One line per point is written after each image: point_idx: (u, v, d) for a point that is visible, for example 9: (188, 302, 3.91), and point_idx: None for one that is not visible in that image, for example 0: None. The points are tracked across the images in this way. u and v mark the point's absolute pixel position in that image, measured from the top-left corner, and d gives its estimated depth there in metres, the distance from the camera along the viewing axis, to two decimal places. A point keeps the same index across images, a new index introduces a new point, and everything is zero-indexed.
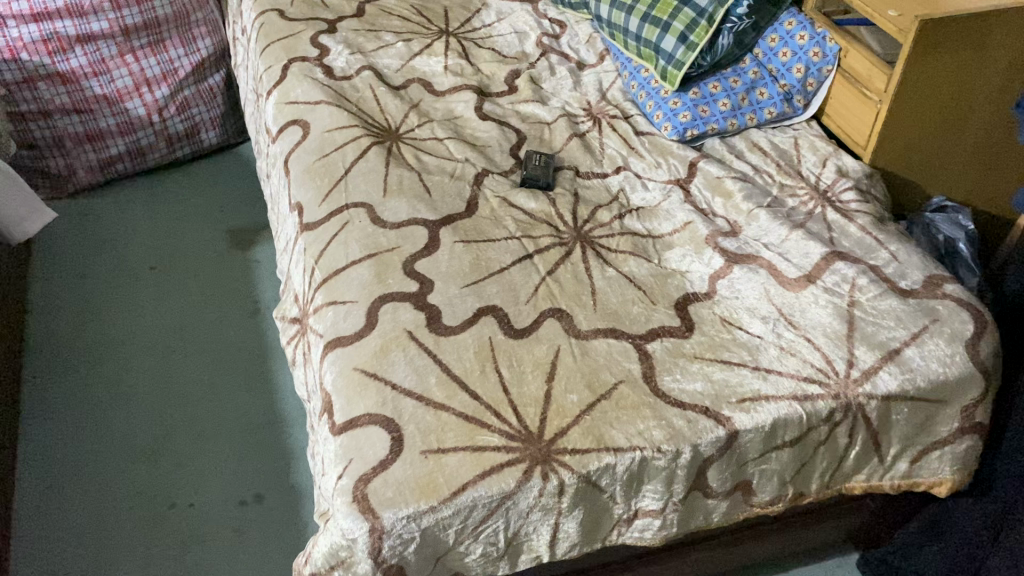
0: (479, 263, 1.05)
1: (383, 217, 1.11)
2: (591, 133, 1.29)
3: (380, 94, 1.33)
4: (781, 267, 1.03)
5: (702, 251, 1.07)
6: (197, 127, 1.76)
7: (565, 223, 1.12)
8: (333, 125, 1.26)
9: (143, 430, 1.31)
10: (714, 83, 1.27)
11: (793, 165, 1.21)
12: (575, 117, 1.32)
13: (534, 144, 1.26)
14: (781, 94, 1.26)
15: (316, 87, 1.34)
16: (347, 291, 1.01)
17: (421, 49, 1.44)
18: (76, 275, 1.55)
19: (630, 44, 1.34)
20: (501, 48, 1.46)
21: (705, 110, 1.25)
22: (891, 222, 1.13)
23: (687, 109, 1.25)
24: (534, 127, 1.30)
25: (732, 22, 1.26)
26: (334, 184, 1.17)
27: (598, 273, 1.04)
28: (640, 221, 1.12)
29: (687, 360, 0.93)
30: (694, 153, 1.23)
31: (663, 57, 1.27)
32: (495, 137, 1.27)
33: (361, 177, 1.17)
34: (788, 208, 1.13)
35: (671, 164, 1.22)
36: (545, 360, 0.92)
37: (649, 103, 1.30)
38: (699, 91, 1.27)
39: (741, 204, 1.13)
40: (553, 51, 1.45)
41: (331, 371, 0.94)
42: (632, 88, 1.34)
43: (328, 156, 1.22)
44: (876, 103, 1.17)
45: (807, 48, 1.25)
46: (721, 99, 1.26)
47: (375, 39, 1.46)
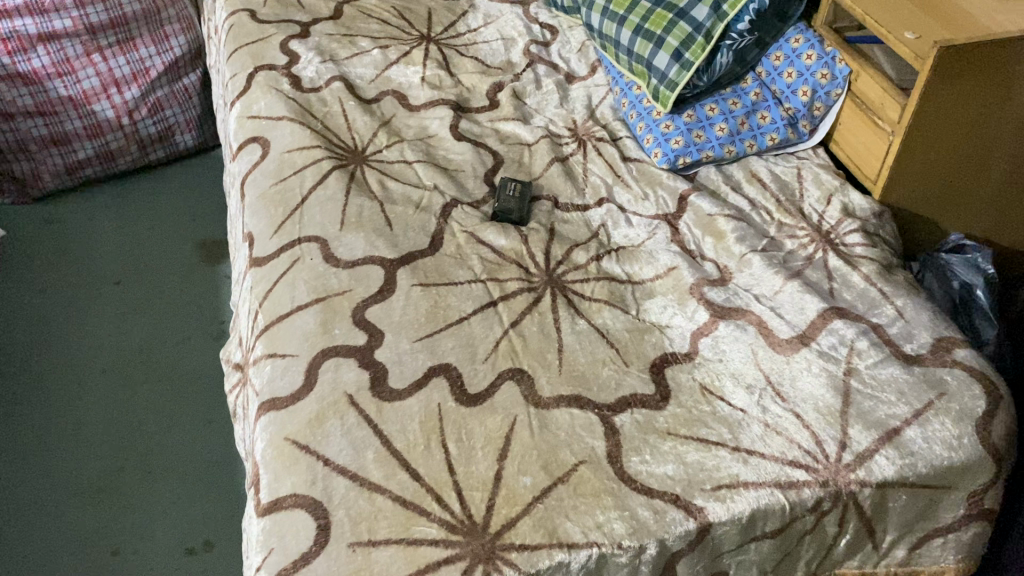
0: (436, 312, 0.95)
1: (336, 255, 1.01)
2: (574, 157, 1.18)
3: (349, 109, 1.23)
4: (773, 325, 0.92)
5: (686, 302, 0.96)
6: (171, 130, 1.66)
7: (536, 264, 1.01)
8: (293, 145, 1.16)
9: (92, 465, 1.23)
10: (711, 105, 1.15)
11: (794, 201, 1.09)
12: (559, 137, 1.21)
13: (512, 170, 1.16)
14: (784, 119, 1.15)
15: (279, 100, 1.24)
16: (288, 343, 0.92)
17: (398, 58, 1.33)
18: (35, 290, 1.46)
19: (622, 58, 1.22)
20: (485, 56, 1.35)
21: (700, 135, 1.14)
22: (899, 270, 1.02)
23: (680, 134, 1.14)
24: (512, 148, 1.19)
25: (732, 39, 1.13)
26: (288, 214, 1.07)
27: (567, 326, 0.94)
28: (619, 264, 1.02)
29: (658, 438, 0.83)
30: (686, 185, 1.11)
31: (656, 75, 1.16)
32: (469, 161, 1.17)
33: (319, 207, 1.08)
34: (784, 252, 1.02)
35: (659, 196, 1.11)
36: (498, 434, 0.82)
37: (641, 125, 1.19)
38: (695, 113, 1.15)
39: (733, 247, 1.02)
40: (541, 60, 1.34)
41: (263, 438, 0.85)
42: (624, 107, 1.23)
43: (285, 181, 1.12)
44: (889, 135, 1.05)
45: (814, 69, 1.13)
46: (718, 123, 1.14)
47: (349, 45, 1.35)
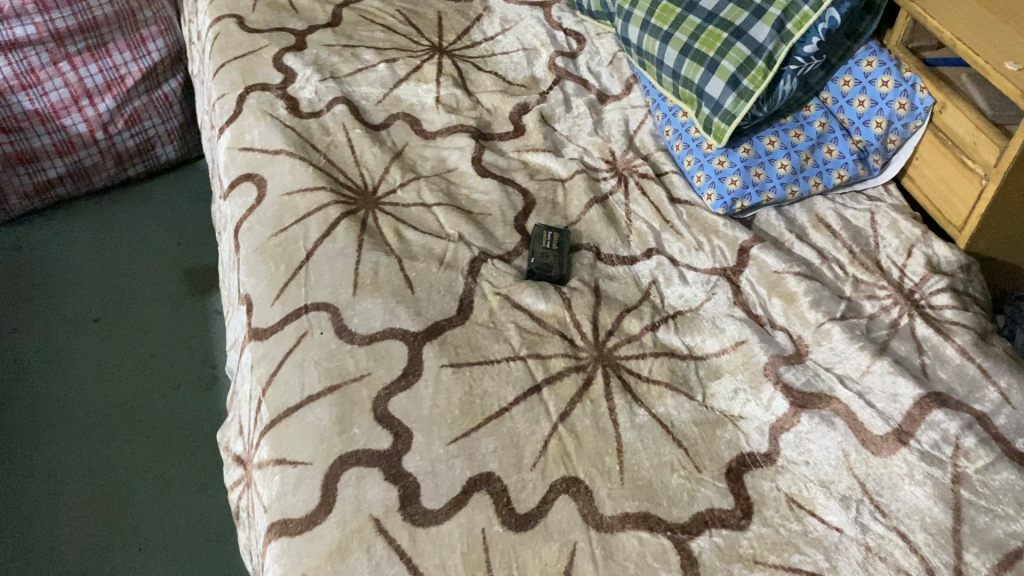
0: (472, 401, 0.81)
1: (351, 327, 0.87)
2: (614, 196, 1.04)
3: (355, 140, 1.08)
4: (864, 418, 0.80)
5: (760, 387, 0.83)
6: (151, 142, 1.50)
7: (583, 335, 0.88)
8: (294, 186, 1.01)
9: (73, 541, 1.09)
10: (771, 137, 1.02)
11: (869, 251, 0.96)
12: (595, 171, 1.07)
13: (545, 213, 1.02)
14: (854, 153, 1.01)
15: (275, 128, 1.09)
16: (300, 445, 0.79)
17: (408, 73, 1.18)
18: (5, 330, 1.31)
19: (664, 80, 1.08)
20: (505, 71, 1.20)
21: (759, 174, 1.00)
22: (995, 336, 0.89)
23: (737, 173, 1.00)
24: (544, 186, 1.05)
25: (797, 64, 0.99)
26: (292, 273, 0.93)
27: (625, 418, 0.80)
28: (677, 333, 0.88)
29: (744, 568, 0.70)
30: (745, 234, 0.98)
31: (707, 103, 1.02)
32: (496, 202, 1.03)
33: (327, 264, 0.93)
34: (865, 317, 0.90)
35: (715, 245, 0.98)
36: (555, 568, 0.69)
37: (689, 159, 1.05)
38: (752, 147, 1.01)
39: (806, 313, 0.89)
40: (569, 75, 1.19)
41: (275, 570, 0.72)
42: (667, 135, 1.09)
43: (286, 231, 0.97)
44: (980, 179, 0.92)
45: (890, 98, 0.99)
46: (779, 159, 1.01)
47: (352, 59, 1.20)
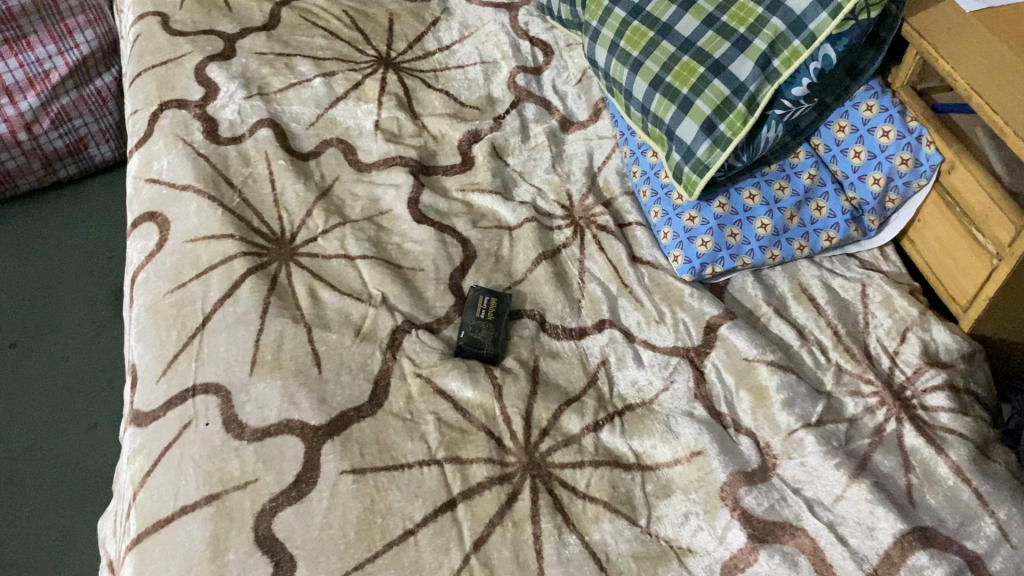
0: (371, 521, 0.69)
1: (241, 417, 0.75)
2: (568, 249, 0.90)
3: (277, 173, 0.95)
4: (834, 559, 0.67)
5: (715, 512, 0.70)
6: (83, 142, 1.36)
7: (513, 434, 0.75)
8: (198, 231, 0.88)
9: None
10: (751, 190, 0.88)
11: (857, 333, 0.83)
12: (549, 218, 0.93)
13: (486, 269, 0.89)
14: (846, 212, 0.87)
15: (186, 158, 0.95)
16: (166, 571, 0.67)
17: (347, 90, 1.04)
18: None
19: (633, 114, 0.93)
20: (458, 89, 1.06)
21: (735, 234, 0.86)
22: (997, 448, 0.76)
23: (709, 232, 0.86)
24: (488, 235, 0.91)
25: (784, 107, 0.85)
26: (185, 342, 0.81)
27: (551, 548, 0.68)
28: (624, 435, 0.75)
29: None
30: (715, 307, 0.84)
31: (678, 148, 0.87)
32: (430, 255, 0.89)
33: (224, 332, 0.81)
34: (845, 421, 0.76)
35: (678, 317, 0.84)
36: None
37: (656, 210, 0.91)
38: (728, 202, 0.87)
39: (776, 414, 0.76)
40: (530, 97, 1.05)
41: None
42: (634, 177, 0.95)
43: (184, 287, 0.85)
44: (992, 258, 0.78)
45: (892, 152, 0.84)
46: (759, 217, 0.87)
47: (285, 70, 1.06)
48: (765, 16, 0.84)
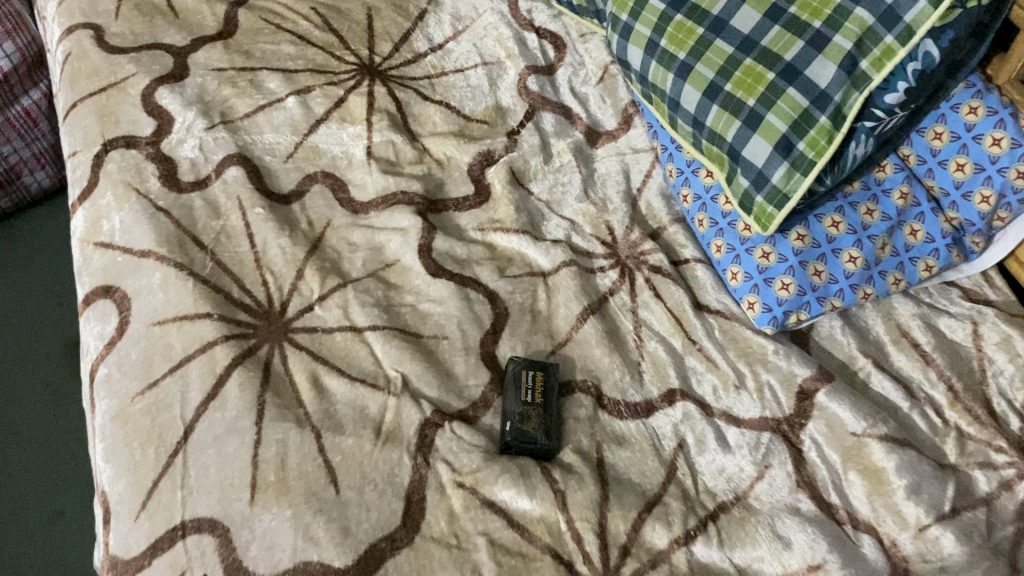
0: None
1: (247, 562, 0.60)
2: (617, 297, 0.76)
3: (255, 225, 0.78)
4: None
5: None
6: (15, 170, 1.17)
7: (586, 556, 0.61)
8: (167, 310, 0.72)
9: None
10: (834, 217, 0.73)
11: (975, 387, 0.70)
12: (588, 259, 0.78)
13: (522, 331, 0.74)
14: (947, 236, 0.74)
15: (143, 213, 0.78)
16: None
17: (329, 110, 0.87)
18: None
19: (680, 126, 0.77)
20: (461, 100, 0.89)
21: (821, 272, 0.72)
22: None
23: (790, 272, 0.72)
24: (519, 286, 0.77)
25: (877, 118, 0.70)
26: (166, 463, 0.65)
27: None
28: (722, 547, 0.62)
29: None
30: (807, 368, 0.70)
31: (746, 171, 0.72)
32: (453, 317, 0.74)
33: (213, 448, 0.65)
34: (981, 506, 0.64)
35: (761, 380, 0.70)
36: None
37: (719, 243, 0.76)
38: (809, 232, 0.73)
39: (899, 504, 0.63)
40: (546, 103, 0.89)
41: None
42: (685, 201, 0.80)
43: (156, 387, 0.68)
44: None
45: (1004, 165, 0.70)
46: (846, 250, 0.73)
47: (251, 89, 0.88)
48: (845, 6, 0.68)
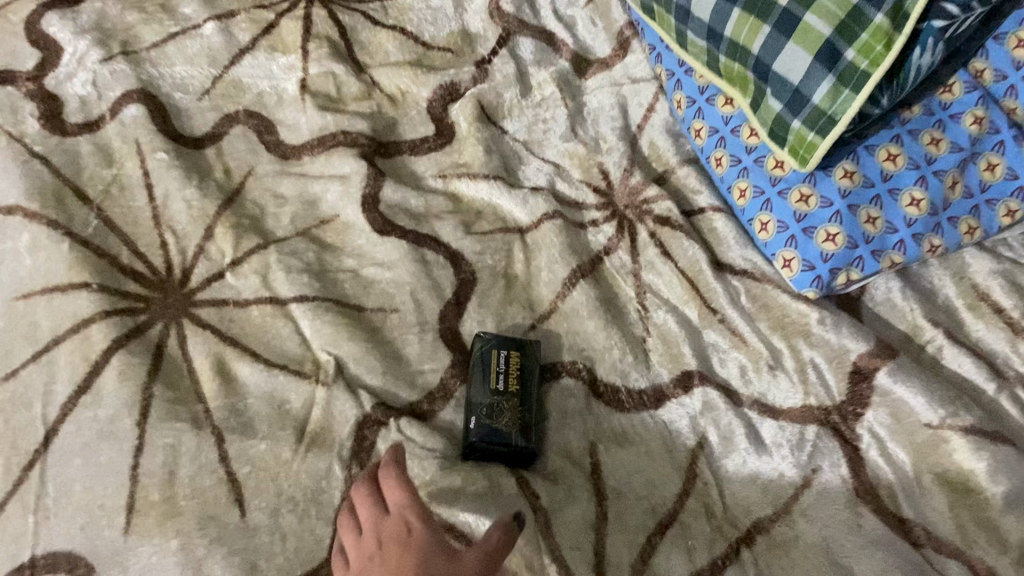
0: None
1: None
2: (614, 257, 0.60)
3: (156, 174, 0.62)
4: None
5: None
6: None
7: None
8: (34, 281, 0.55)
9: None
10: (890, 148, 0.57)
11: None
12: (577, 211, 0.62)
13: (494, 301, 0.58)
14: None
15: (13, 159, 0.61)
16: None
17: (256, 38, 0.70)
18: None
19: (690, 40, 0.61)
20: (419, 25, 0.72)
21: (875, 219, 0.56)
22: None
23: (836, 219, 0.56)
24: (490, 245, 0.60)
25: (949, 15, 0.52)
26: (17, 478, 0.48)
27: None
28: None
29: None
30: (865, 344, 0.53)
31: (779, 91, 0.56)
32: (404, 285, 0.58)
33: (81, 457, 0.49)
34: None
35: (802, 359, 0.54)
36: None
37: (743, 186, 0.60)
38: (859, 169, 0.57)
39: (996, 520, 0.47)
40: (524, 28, 0.71)
41: None
42: (698, 137, 0.63)
43: (13, 380, 0.52)
44: None
45: None
46: (908, 189, 0.57)
47: (158, 11, 0.71)
48: None
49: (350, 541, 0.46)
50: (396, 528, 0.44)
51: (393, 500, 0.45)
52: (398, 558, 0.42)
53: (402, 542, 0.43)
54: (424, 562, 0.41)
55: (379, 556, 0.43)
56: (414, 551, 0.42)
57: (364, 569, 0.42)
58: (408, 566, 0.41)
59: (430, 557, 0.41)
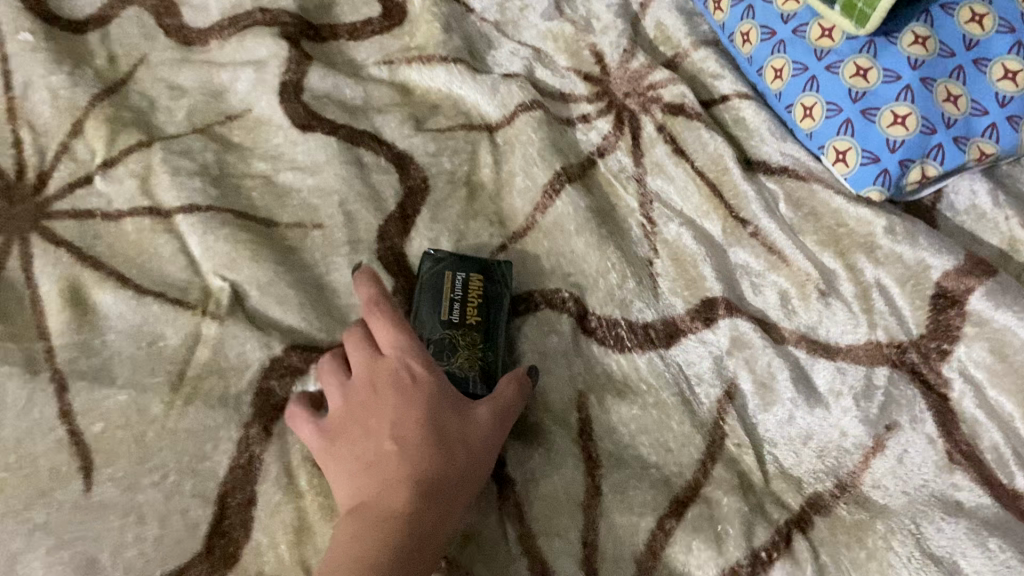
0: None
1: None
2: (610, 159, 0.46)
3: (15, 58, 0.47)
4: None
5: None
6: None
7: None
8: None
9: None
10: (973, 6, 0.43)
11: None
12: (562, 105, 0.48)
13: (452, 213, 0.44)
14: None
15: None
16: None
17: None
18: None
19: None
20: None
21: (956, 96, 0.42)
22: None
23: (906, 95, 0.42)
24: (449, 142, 0.46)
25: None
26: None
27: None
28: None
29: None
30: (954, 258, 0.39)
31: None
32: (331, 193, 0.43)
33: None
34: None
35: (863, 282, 0.40)
36: None
37: (777, 65, 0.46)
38: (934, 31, 0.43)
39: None
40: None
41: None
42: (717, 11, 0.49)
43: None
44: None
45: None
46: (999, 58, 0.43)
47: None
48: None
49: (331, 387, 0.35)
50: (389, 363, 0.35)
51: (380, 330, 0.36)
52: (401, 413, 0.33)
53: (402, 385, 0.34)
54: (435, 422, 0.33)
55: (367, 398, 0.34)
56: (420, 398, 0.34)
57: (355, 421, 0.34)
58: (415, 424, 0.33)
59: (440, 412, 0.33)
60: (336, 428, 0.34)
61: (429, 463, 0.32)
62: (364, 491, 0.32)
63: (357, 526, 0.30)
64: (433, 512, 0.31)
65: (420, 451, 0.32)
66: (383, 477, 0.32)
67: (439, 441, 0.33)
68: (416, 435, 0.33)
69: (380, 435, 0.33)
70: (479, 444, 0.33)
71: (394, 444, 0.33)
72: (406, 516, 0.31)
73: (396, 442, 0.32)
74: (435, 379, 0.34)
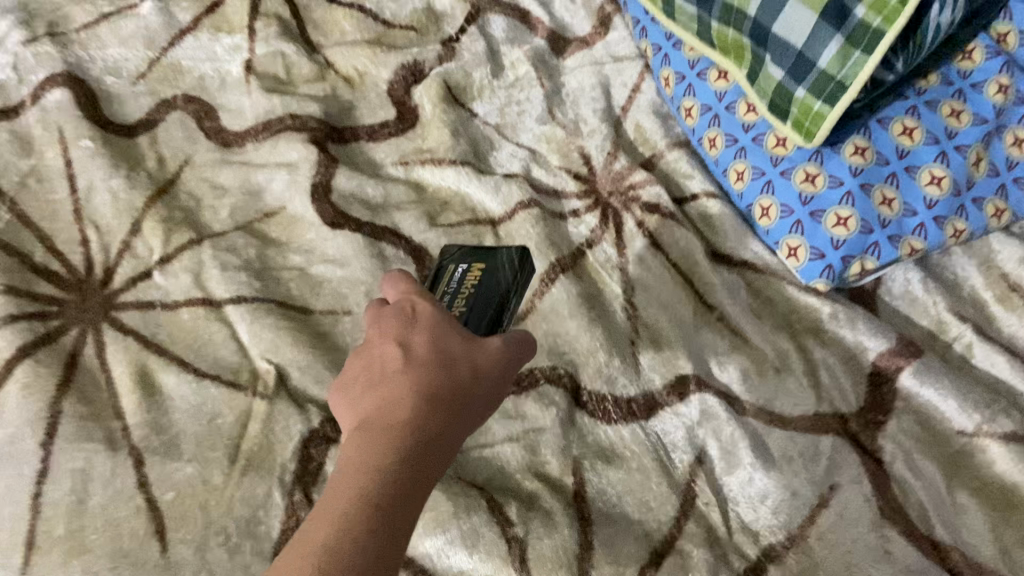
0: None
1: None
2: (598, 250, 0.53)
3: (79, 163, 0.54)
4: None
5: None
6: None
7: None
8: None
9: None
10: (904, 121, 0.51)
11: None
12: (555, 200, 0.55)
13: None
14: None
15: None
16: None
17: (197, 18, 0.63)
18: None
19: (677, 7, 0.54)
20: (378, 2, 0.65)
21: (891, 200, 0.50)
22: None
23: (848, 200, 0.49)
24: (457, 235, 0.53)
25: None
26: None
27: None
28: None
29: None
30: (882, 346, 0.47)
31: (779, 58, 0.49)
32: (359, 284, 0.51)
33: None
34: None
35: (811, 360, 0.48)
36: None
37: (739, 168, 0.53)
38: (872, 143, 0.51)
39: None
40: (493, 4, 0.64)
41: None
42: (688, 117, 0.57)
43: None
44: None
45: None
46: (926, 166, 0.50)
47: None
48: None
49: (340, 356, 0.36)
50: (394, 305, 0.37)
51: (389, 286, 0.38)
52: (408, 337, 0.35)
53: (404, 316, 0.36)
54: (439, 341, 0.35)
55: (374, 337, 0.36)
56: (423, 323, 0.36)
57: (364, 363, 0.35)
58: (420, 346, 0.35)
59: (445, 333, 0.35)
60: (347, 367, 0.36)
61: (436, 370, 0.34)
62: (371, 408, 0.33)
63: (362, 425, 0.32)
64: (436, 416, 0.33)
65: (426, 360, 0.34)
66: (388, 389, 0.33)
67: (443, 356, 0.34)
68: (420, 352, 0.34)
69: (386, 357, 0.34)
70: (482, 363, 0.35)
71: (399, 362, 0.34)
72: (412, 414, 0.32)
73: (402, 358, 0.34)
74: (435, 312, 0.36)
